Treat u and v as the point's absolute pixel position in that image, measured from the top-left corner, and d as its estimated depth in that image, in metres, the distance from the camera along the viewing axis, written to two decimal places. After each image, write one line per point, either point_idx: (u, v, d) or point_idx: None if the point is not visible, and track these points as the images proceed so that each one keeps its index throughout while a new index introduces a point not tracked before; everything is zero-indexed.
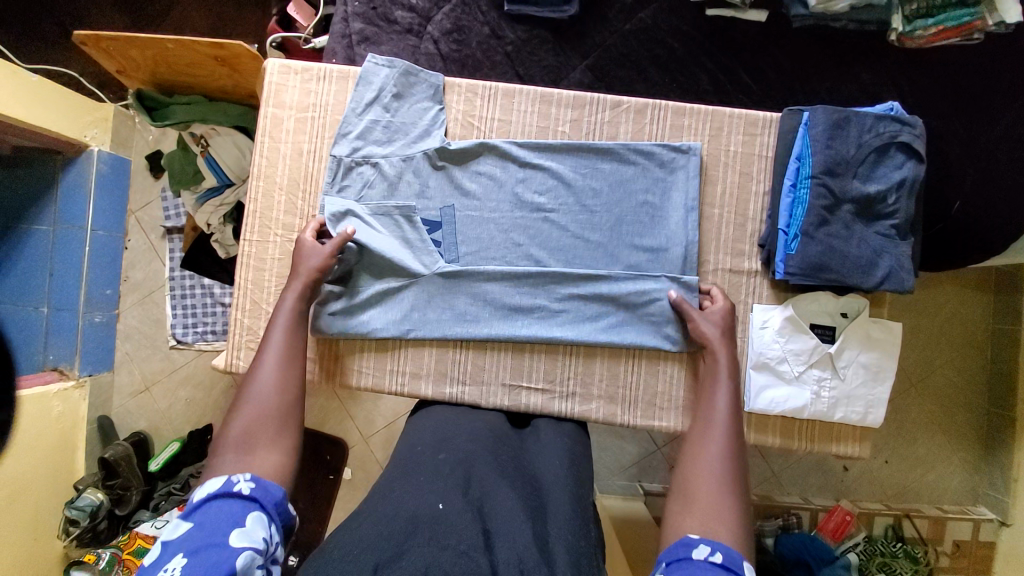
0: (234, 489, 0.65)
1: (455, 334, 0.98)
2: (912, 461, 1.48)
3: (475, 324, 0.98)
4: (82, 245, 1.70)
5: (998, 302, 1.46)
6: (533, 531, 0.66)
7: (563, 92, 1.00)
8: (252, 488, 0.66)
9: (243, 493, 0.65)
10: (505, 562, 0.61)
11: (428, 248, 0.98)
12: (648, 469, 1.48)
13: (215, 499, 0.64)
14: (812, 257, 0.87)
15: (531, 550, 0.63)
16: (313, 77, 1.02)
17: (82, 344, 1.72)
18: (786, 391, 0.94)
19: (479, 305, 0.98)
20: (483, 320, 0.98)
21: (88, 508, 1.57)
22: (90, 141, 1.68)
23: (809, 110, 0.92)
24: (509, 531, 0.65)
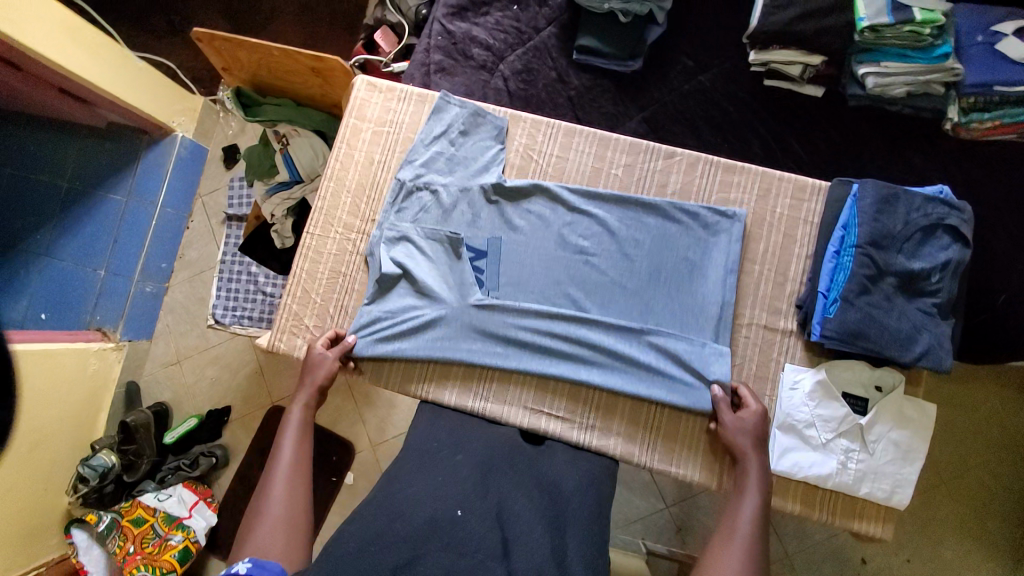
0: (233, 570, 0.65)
1: (483, 363, 0.99)
2: (937, 565, 1.38)
3: (503, 356, 0.99)
4: (149, 220, 1.85)
5: None
6: (551, 545, 0.75)
7: (621, 138, 1.06)
8: (249, 567, 0.66)
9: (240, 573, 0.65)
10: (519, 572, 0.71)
11: (470, 281, 1.00)
12: (653, 527, 1.43)
13: None
14: (850, 323, 0.88)
15: (547, 561, 0.73)
16: (395, 97, 1.12)
17: (129, 308, 1.84)
18: (811, 457, 0.92)
19: (510, 338, 0.99)
20: (512, 353, 0.99)
21: (100, 469, 1.63)
22: (176, 127, 1.85)
23: (859, 182, 0.95)
24: (524, 540, 0.75)
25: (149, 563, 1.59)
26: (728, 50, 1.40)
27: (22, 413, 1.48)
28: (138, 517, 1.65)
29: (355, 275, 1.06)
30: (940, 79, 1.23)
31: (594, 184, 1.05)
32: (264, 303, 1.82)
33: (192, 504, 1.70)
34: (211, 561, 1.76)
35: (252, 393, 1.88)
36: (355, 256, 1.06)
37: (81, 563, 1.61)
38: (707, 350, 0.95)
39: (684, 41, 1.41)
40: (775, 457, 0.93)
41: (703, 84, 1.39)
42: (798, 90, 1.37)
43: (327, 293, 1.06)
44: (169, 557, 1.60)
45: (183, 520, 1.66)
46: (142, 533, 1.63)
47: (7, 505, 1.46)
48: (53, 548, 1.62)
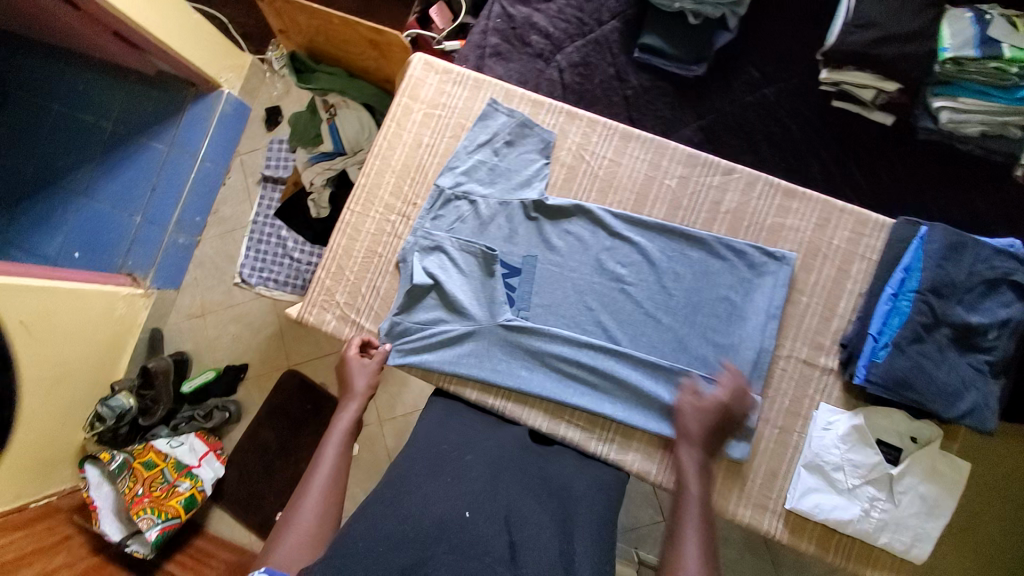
0: None
1: (505, 384, 0.97)
2: None
3: (526, 379, 0.97)
4: (189, 172, 1.85)
5: None
6: (558, 548, 0.72)
7: (679, 148, 1.01)
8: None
9: None
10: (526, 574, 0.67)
11: (501, 299, 0.98)
12: (650, 539, 1.42)
13: None
14: (897, 370, 0.84)
15: (554, 565, 0.69)
16: (450, 79, 1.08)
17: (160, 258, 1.86)
18: (833, 500, 0.89)
19: (534, 361, 0.98)
20: (536, 378, 0.97)
21: (117, 410, 1.67)
22: (223, 84, 1.87)
23: (928, 225, 0.90)
24: (533, 545, 0.71)
25: (156, 507, 1.59)
26: (797, 66, 1.34)
27: (51, 348, 1.52)
28: (149, 460, 1.66)
29: (389, 257, 1.05)
30: (1016, 122, 1.17)
31: (645, 193, 1.01)
32: (290, 268, 1.80)
33: (202, 455, 1.75)
34: (213, 510, 1.81)
35: (270, 355, 1.90)
36: (391, 239, 1.05)
37: (91, 498, 1.60)
38: (736, 395, 0.92)
39: (751, 52, 1.36)
40: (796, 495, 0.90)
41: (767, 97, 1.34)
42: (868, 116, 1.31)
43: (360, 272, 1.05)
44: (176, 503, 1.63)
45: (193, 468, 1.71)
46: (151, 477, 1.64)
47: (26, 436, 1.49)
48: (67, 479, 1.66)
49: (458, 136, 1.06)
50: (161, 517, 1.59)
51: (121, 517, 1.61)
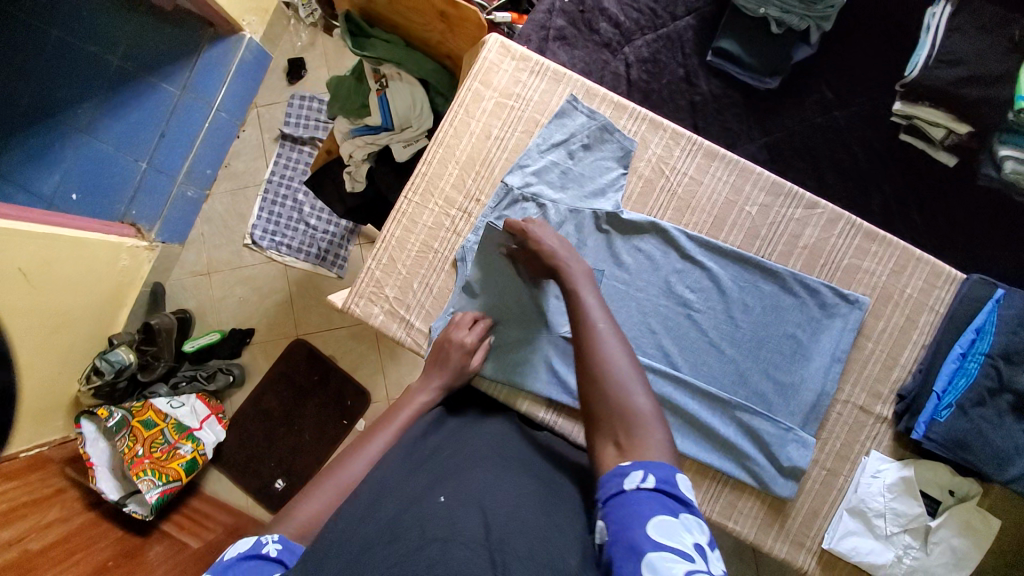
0: (262, 550, 0.62)
1: (558, 401, 0.94)
2: None
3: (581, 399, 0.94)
4: (203, 121, 1.67)
5: None
6: (546, 526, 0.60)
7: (764, 173, 0.98)
8: (279, 549, 0.63)
9: (270, 555, 0.61)
10: (507, 553, 0.52)
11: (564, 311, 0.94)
12: None
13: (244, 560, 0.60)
14: (957, 432, 0.86)
15: (539, 544, 0.56)
16: (528, 68, 1.01)
17: (167, 211, 1.68)
18: (870, 544, 0.91)
19: None
20: None
21: (117, 366, 1.48)
22: (245, 27, 1.67)
23: (1006, 289, 0.91)
24: (511, 522, 0.57)
25: (156, 469, 1.43)
26: (874, 92, 1.28)
27: (46, 306, 1.34)
28: (149, 419, 1.47)
29: (446, 254, 1.00)
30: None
31: (723, 217, 0.98)
32: (305, 234, 1.71)
33: (204, 418, 1.59)
34: (211, 471, 1.65)
35: (276, 320, 1.71)
36: (450, 234, 1.00)
37: (86, 455, 1.40)
38: (791, 434, 0.91)
39: (827, 71, 1.30)
40: (835, 536, 0.92)
41: (837, 121, 1.29)
42: (930, 153, 1.25)
43: (414, 268, 1.00)
44: (178, 466, 1.48)
45: (194, 431, 1.56)
46: (152, 437, 1.45)
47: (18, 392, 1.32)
48: (59, 429, 1.47)
49: (530, 133, 1.00)
50: (161, 479, 1.43)
51: (118, 475, 1.43)
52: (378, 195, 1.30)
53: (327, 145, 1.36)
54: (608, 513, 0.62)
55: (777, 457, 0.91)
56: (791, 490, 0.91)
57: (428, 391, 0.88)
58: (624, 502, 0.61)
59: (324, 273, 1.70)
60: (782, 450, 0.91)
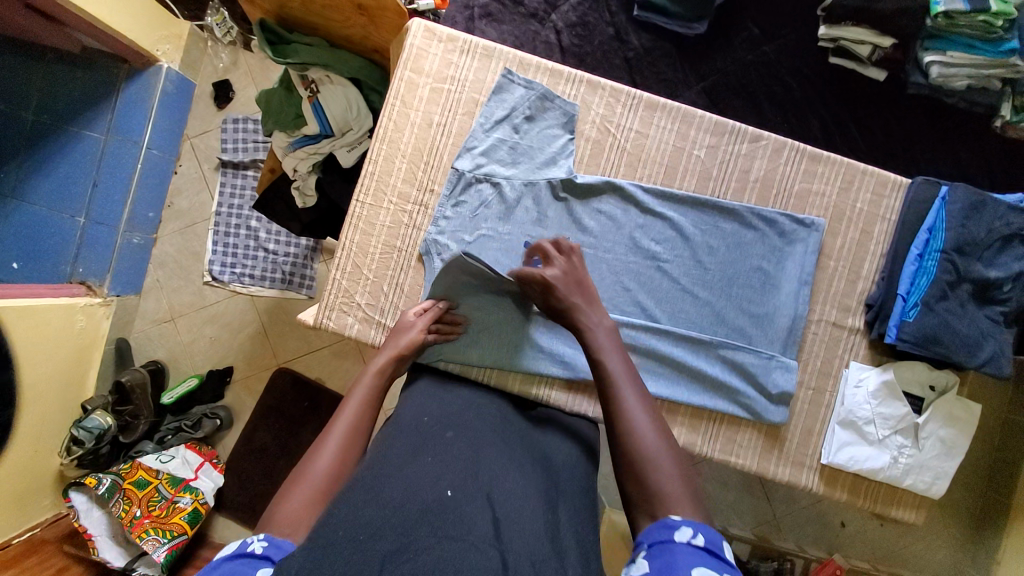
0: (248, 548, 0.58)
1: (549, 373, 0.95)
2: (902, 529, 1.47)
3: (572, 366, 0.95)
4: (135, 162, 1.53)
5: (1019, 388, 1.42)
6: (543, 520, 0.62)
7: (706, 116, 1.00)
8: (265, 545, 0.59)
9: (255, 553, 0.57)
10: (515, 555, 0.54)
11: None
12: None
13: (230, 561, 0.57)
14: (927, 328, 0.90)
15: (541, 541, 0.58)
16: (456, 49, 0.99)
17: (116, 262, 1.55)
18: (866, 451, 0.96)
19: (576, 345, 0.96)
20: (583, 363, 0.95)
21: (96, 431, 1.41)
22: (161, 57, 1.54)
23: (949, 185, 0.95)
24: (518, 521, 0.59)
25: (158, 527, 1.36)
26: (798, 22, 1.31)
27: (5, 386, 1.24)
28: (141, 479, 1.41)
29: (409, 251, 0.98)
30: (1000, 75, 1.15)
31: (675, 165, 1.00)
32: (266, 261, 1.63)
33: (198, 466, 1.49)
34: (217, 519, 1.56)
35: (255, 355, 1.64)
36: (410, 230, 0.98)
37: (82, 527, 1.34)
38: (774, 361, 0.94)
39: (751, 8, 1.31)
40: (832, 450, 0.96)
41: (767, 55, 1.31)
42: (861, 71, 1.28)
43: (380, 271, 0.98)
44: (180, 520, 1.40)
45: (190, 482, 1.46)
46: (147, 496, 1.39)
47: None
48: (48, 509, 1.42)
49: (471, 114, 0.99)
50: (167, 537, 1.36)
51: (121, 541, 1.38)
52: (331, 205, 1.27)
53: (268, 164, 1.32)
54: (650, 557, 0.56)
55: (765, 384, 0.94)
56: (784, 415, 0.95)
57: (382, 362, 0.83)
58: (670, 554, 0.55)
59: (293, 296, 1.63)
60: (771, 375, 0.94)
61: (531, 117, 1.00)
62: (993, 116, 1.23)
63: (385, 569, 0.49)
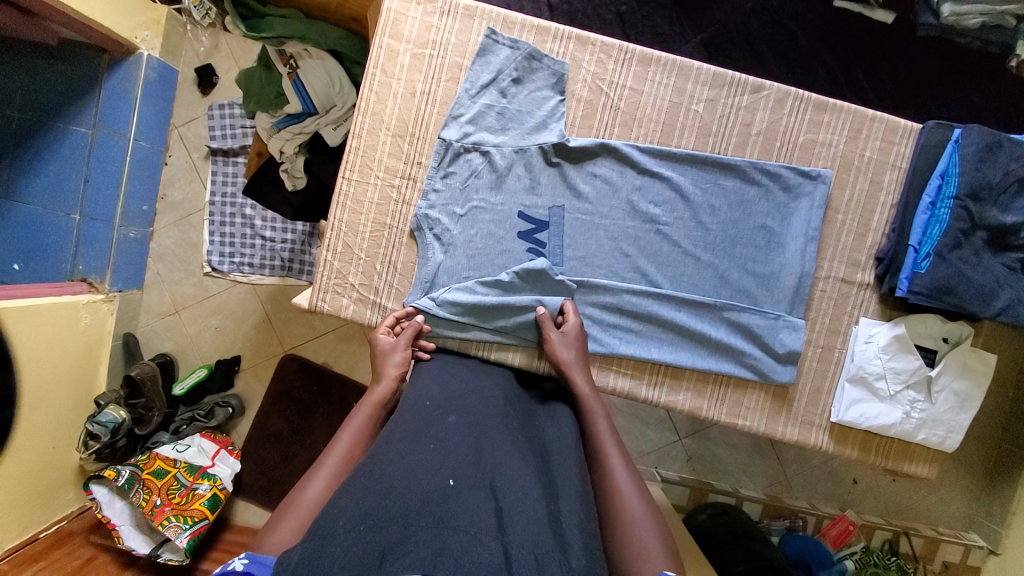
0: (229, 567, 0.57)
1: None
2: (914, 483, 1.46)
3: None
4: (123, 154, 1.50)
5: None
6: (547, 510, 0.60)
7: (703, 67, 0.95)
8: (247, 562, 0.57)
9: (235, 570, 0.56)
10: (518, 547, 0.52)
11: (544, 265, 0.91)
12: (666, 457, 1.47)
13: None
14: (940, 278, 0.86)
15: (545, 531, 0.56)
16: (436, 10, 0.94)
17: (115, 258, 1.53)
18: (877, 407, 0.94)
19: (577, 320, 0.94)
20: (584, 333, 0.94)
21: (110, 425, 1.41)
22: (140, 44, 1.48)
23: (962, 127, 0.90)
24: (521, 511, 0.57)
25: (179, 513, 1.36)
26: None
27: (19, 388, 1.24)
28: (159, 469, 1.41)
29: (401, 227, 0.96)
30: (1014, 11, 1.06)
31: (672, 123, 0.95)
32: (265, 248, 1.61)
33: (215, 453, 1.50)
34: (237, 503, 1.59)
35: (261, 342, 1.64)
36: (399, 206, 0.96)
37: (106, 518, 1.36)
38: (781, 321, 0.92)
39: None
40: (843, 408, 0.94)
41: (768, 1, 1.19)
42: (867, 14, 1.17)
43: (372, 249, 0.96)
44: (200, 506, 1.40)
45: (207, 469, 1.47)
46: (166, 484, 1.39)
47: (17, 478, 1.26)
48: (72, 502, 1.45)
49: (456, 79, 0.95)
50: (188, 522, 1.36)
51: (145, 530, 1.39)
52: (322, 187, 1.24)
53: (256, 148, 1.29)
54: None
55: (773, 346, 0.92)
56: (792, 374, 0.93)
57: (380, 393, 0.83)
58: None
59: (294, 282, 1.62)
60: (778, 337, 0.92)
61: (518, 79, 0.95)
62: (1009, 55, 1.14)
63: (384, 563, 0.48)
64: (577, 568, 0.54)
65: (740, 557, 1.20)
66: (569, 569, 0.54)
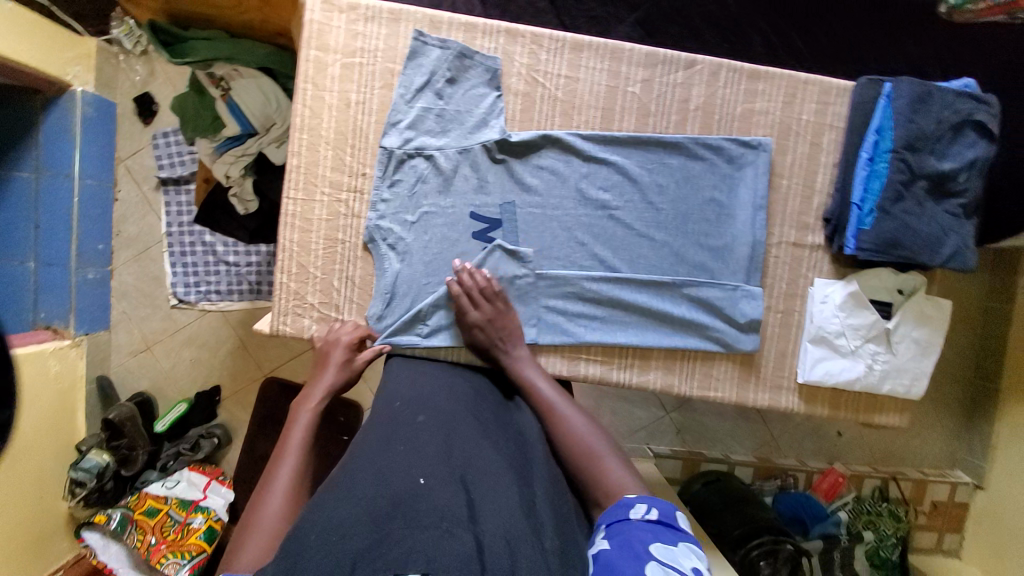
0: None
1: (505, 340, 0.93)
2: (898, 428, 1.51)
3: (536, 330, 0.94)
4: (71, 196, 1.45)
5: (993, 278, 1.44)
6: (518, 495, 0.62)
7: (636, 48, 0.94)
8: None
9: None
10: (491, 535, 0.55)
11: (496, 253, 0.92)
12: (656, 433, 1.49)
13: None
14: (886, 232, 0.88)
15: (517, 516, 0.59)
16: (360, 17, 0.92)
17: (77, 301, 1.49)
18: (840, 363, 0.96)
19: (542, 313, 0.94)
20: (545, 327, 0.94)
21: (95, 470, 1.38)
22: (73, 81, 1.42)
23: (892, 80, 0.91)
24: (493, 500, 0.60)
25: (176, 550, 1.34)
26: None
27: None
28: (150, 508, 1.39)
29: (353, 241, 0.94)
30: None
31: (611, 106, 0.95)
32: (230, 274, 1.58)
33: (205, 485, 1.45)
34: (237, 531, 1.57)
35: (239, 369, 1.62)
36: (349, 220, 0.94)
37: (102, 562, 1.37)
38: (739, 291, 0.93)
39: None
40: (808, 367, 0.96)
41: None
42: None
43: (328, 266, 0.94)
44: (197, 539, 1.36)
45: (200, 502, 1.42)
46: (159, 522, 1.38)
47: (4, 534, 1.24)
48: (66, 552, 1.43)
49: (390, 85, 0.93)
50: (186, 557, 1.34)
51: (146, 569, 1.37)
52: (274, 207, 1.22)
53: (201, 175, 1.27)
54: (609, 534, 0.62)
55: (736, 314, 0.94)
56: (755, 342, 0.95)
57: (313, 401, 0.83)
58: (623, 529, 0.62)
59: (263, 305, 1.60)
60: (738, 304, 0.94)
61: (453, 79, 0.94)
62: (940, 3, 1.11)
63: (356, 569, 0.48)
64: (549, 548, 0.58)
65: (734, 521, 1.24)
66: (542, 550, 0.58)
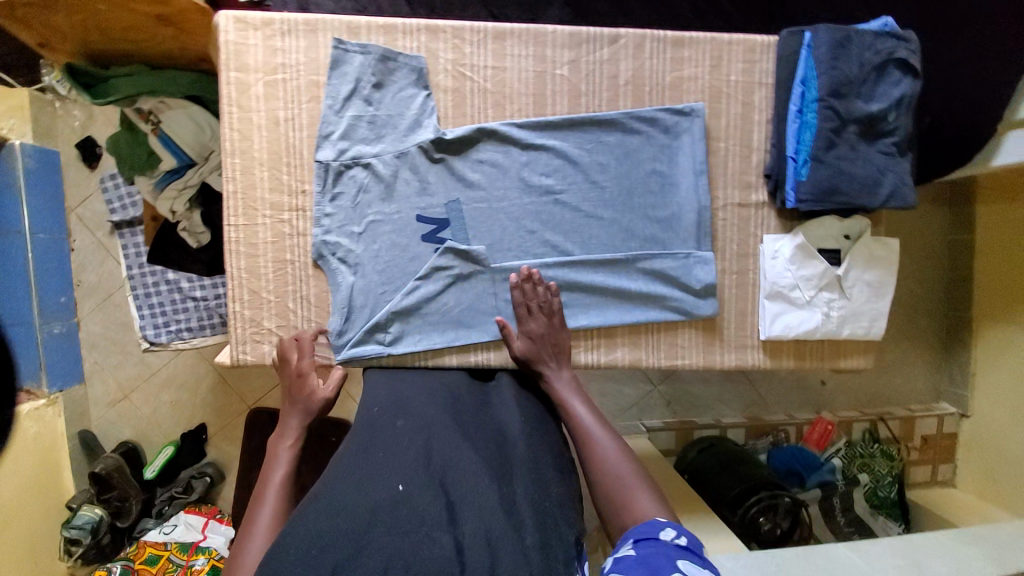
0: None
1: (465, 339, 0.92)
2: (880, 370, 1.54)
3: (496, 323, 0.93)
4: (24, 252, 1.40)
5: (955, 213, 1.48)
6: (499, 493, 0.64)
7: (557, 30, 0.94)
8: None
9: None
10: (470, 537, 0.59)
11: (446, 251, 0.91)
12: (647, 407, 1.50)
13: None
14: (823, 181, 0.89)
15: (497, 514, 0.61)
16: (276, 32, 0.90)
17: (46, 357, 1.45)
18: (799, 315, 0.98)
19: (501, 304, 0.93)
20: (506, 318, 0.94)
21: (88, 526, 1.37)
22: (9, 135, 1.38)
23: (810, 30, 0.91)
24: (471, 500, 0.62)
25: None
26: None
27: None
28: (150, 555, 1.36)
29: (303, 259, 0.93)
30: None
31: (541, 91, 0.95)
32: None
33: (204, 525, 1.43)
34: None
35: (221, 403, 1.60)
36: (296, 239, 0.93)
37: None
38: (692, 258, 0.95)
39: None
40: (768, 323, 0.98)
41: None
42: None
43: (281, 288, 0.93)
44: None
45: (200, 543, 1.39)
46: (162, 568, 1.34)
47: None
48: None
49: (317, 98, 0.92)
50: None
51: None
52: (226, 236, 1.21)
53: (149, 213, 1.26)
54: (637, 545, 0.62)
55: (692, 282, 0.95)
56: (713, 306, 0.96)
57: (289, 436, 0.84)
58: (650, 545, 0.61)
59: None
60: (692, 272, 0.95)
61: (379, 84, 0.93)
62: None
63: None
64: (530, 543, 0.60)
65: (731, 481, 1.27)
66: (522, 546, 0.60)
